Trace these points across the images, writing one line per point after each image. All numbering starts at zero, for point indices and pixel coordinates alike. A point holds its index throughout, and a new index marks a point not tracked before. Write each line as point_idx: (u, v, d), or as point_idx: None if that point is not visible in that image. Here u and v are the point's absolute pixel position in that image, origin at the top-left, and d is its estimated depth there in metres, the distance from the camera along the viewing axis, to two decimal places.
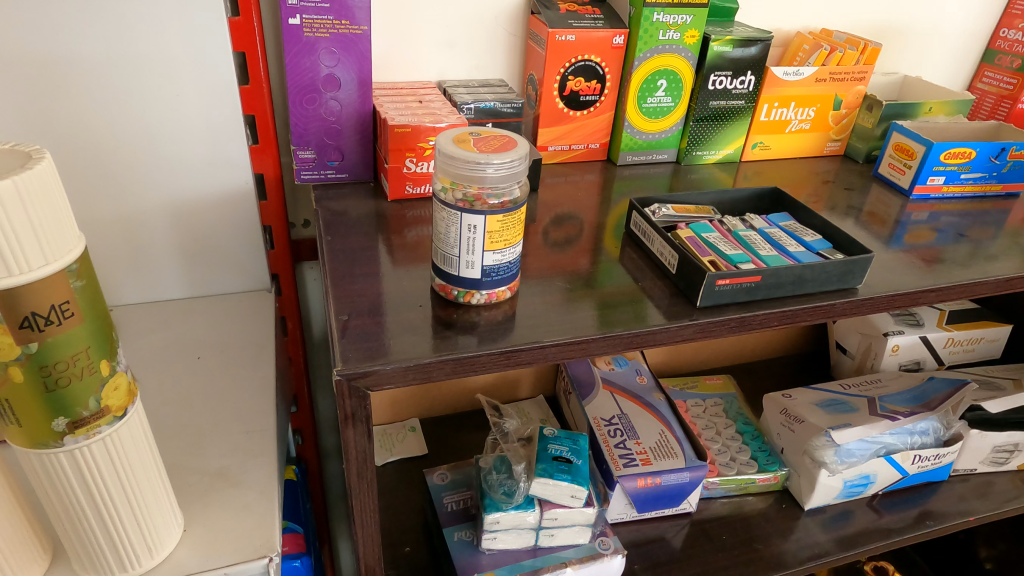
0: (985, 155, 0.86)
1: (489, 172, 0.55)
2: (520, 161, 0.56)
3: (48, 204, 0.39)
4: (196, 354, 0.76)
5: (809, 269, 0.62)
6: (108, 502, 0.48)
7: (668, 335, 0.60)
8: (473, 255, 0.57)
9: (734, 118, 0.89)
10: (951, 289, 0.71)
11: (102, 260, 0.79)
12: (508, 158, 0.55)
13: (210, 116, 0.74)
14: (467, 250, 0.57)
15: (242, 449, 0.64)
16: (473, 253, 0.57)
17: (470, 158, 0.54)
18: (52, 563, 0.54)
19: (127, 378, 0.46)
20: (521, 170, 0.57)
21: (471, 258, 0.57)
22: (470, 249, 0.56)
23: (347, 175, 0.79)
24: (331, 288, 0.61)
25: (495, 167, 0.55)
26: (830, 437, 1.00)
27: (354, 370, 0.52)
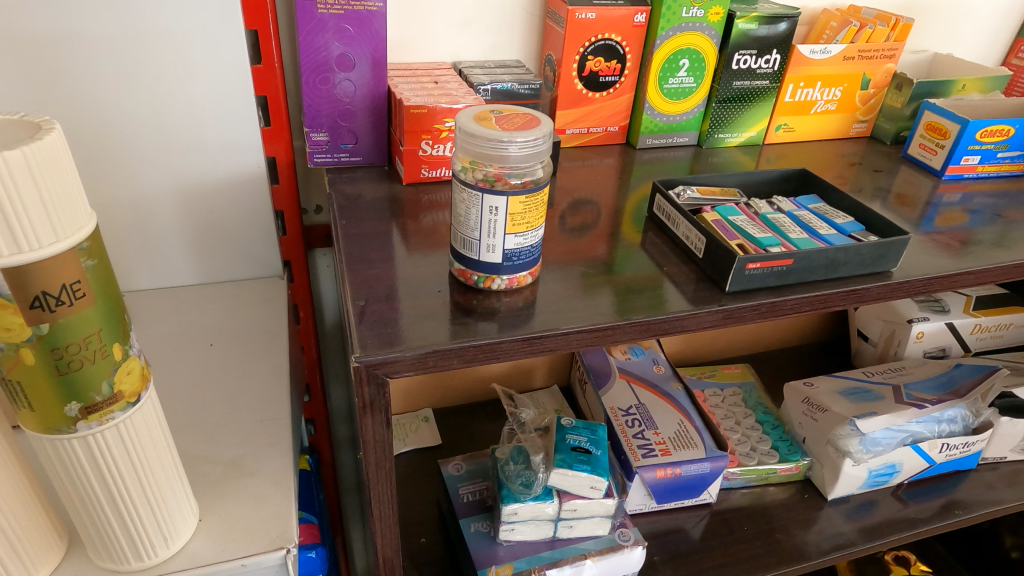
0: (1023, 133, 0.83)
1: (511, 151, 0.52)
2: (544, 140, 0.54)
3: (58, 178, 0.38)
4: (208, 341, 0.75)
5: (842, 252, 0.60)
6: (122, 491, 0.47)
7: (696, 321, 0.58)
8: (493, 238, 0.55)
9: (758, 99, 0.87)
10: (987, 272, 0.69)
11: (113, 247, 0.78)
12: (532, 137, 0.53)
13: (220, 97, 0.72)
14: (488, 233, 0.55)
15: (257, 438, 0.63)
16: (494, 236, 0.55)
17: (493, 137, 0.52)
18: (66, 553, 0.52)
19: (140, 362, 0.45)
20: (545, 150, 0.54)
21: (491, 242, 0.55)
22: (491, 232, 0.54)
23: (362, 158, 0.77)
24: (347, 273, 0.59)
25: (518, 146, 0.52)
26: (855, 427, 0.97)
27: (373, 357, 0.50)
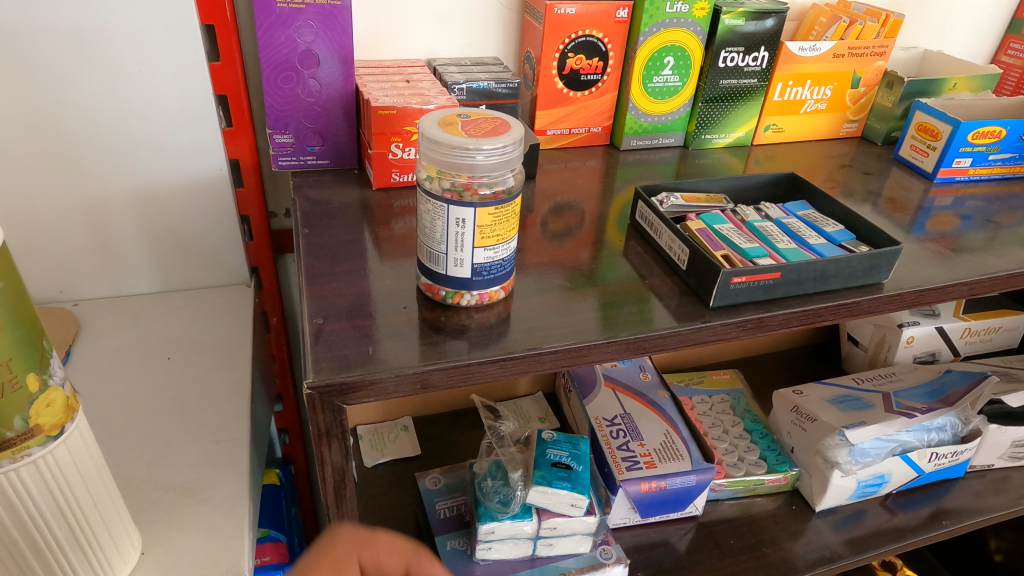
0: (1016, 134, 0.80)
1: (479, 160, 0.49)
2: (515, 146, 0.50)
3: None
4: (166, 354, 0.71)
5: (832, 264, 0.57)
6: (44, 530, 0.43)
7: (677, 339, 0.55)
8: (462, 252, 0.51)
9: (746, 98, 0.83)
10: (983, 281, 0.66)
11: (65, 253, 0.74)
12: (501, 143, 0.49)
13: (176, 96, 0.68)
14: (456, 246, 0.51)
15: (212, 461, 0.60)
16: (463, 250, 0.51)
17: (459, 144, 0.48)
18: None
19: (64, 392, 0.42)
20: (516, 157, 0.51)
21: (459, 256, 0.51)
22: (460, 246, 0.51)
23: (329, 161, 0.73)
24: (306, 287, 0.55)
25: (486, 154, 0.49)
26: (844, 437, 0.94)
27: (327, 382, 0.46)
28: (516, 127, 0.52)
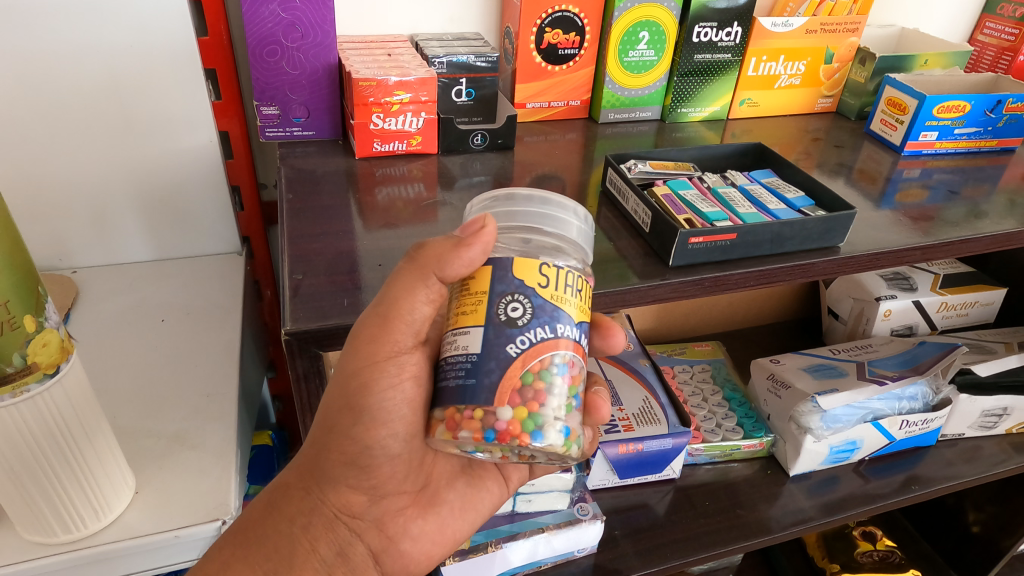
0: (980, 108, 0.81)
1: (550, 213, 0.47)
2: (569, 219, 0.47)
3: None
4: (160, 317, 0.74)
5: (787, 227, 0.60)
6: (54, 478, 0.49)
7: (640, 295, 0.58)
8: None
9: (721, 73, 0.86)
10: (938, 248, 0.67)
11: (64, 225, 0.77)
12: (549, 194, 0.47)
13: (168, 70, 0.70)
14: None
15: (200, 412, 0.64)
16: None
17: (499, 192, 0.48)
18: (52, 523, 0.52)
19: (59, 334, 0.46)
20: (561, 226, 0.46)
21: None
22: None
23: (314, 132, 0.76)
24: (289, 246, 0.59)
25: (522, 202, 0.47)
26: (817, 404, 0.96)
27: (302, 330, 0.50)
28: (591, 229, 0.50)
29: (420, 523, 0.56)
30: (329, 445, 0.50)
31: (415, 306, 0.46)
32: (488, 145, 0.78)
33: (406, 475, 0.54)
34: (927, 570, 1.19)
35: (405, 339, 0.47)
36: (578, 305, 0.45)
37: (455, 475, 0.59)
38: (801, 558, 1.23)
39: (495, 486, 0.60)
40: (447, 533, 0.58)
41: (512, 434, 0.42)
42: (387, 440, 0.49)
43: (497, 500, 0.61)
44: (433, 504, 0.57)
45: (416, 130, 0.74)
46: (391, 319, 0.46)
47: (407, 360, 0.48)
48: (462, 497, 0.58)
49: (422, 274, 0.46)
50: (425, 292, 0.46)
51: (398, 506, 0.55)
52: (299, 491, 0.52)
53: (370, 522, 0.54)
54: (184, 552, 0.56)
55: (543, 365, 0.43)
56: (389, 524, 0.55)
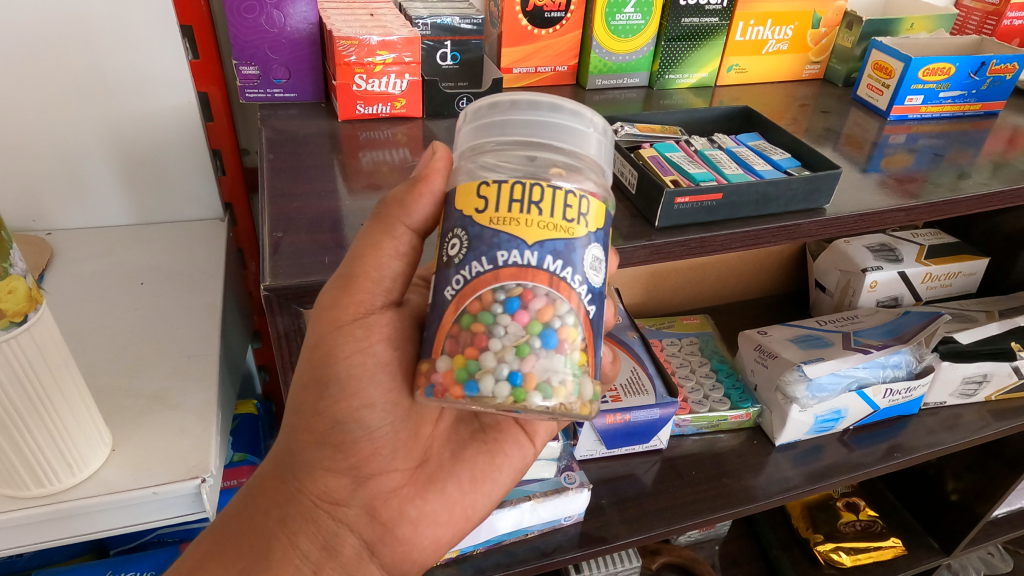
0: (965, 71, 0.81)
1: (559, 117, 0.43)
2: (578, 128, 0.43)
3: None
4: (139, 279, 0.73)
5: (772, 186, 0.59)
6: (26, 433, 0.49)
7: (625, 255, 0.58)
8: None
9: (709, 38, 0.85)
10: (922, 209, 0.67)
11: (39, 185, 0.76)
12: (557, 99, 0.43)
13: (141, 28, 0.68)
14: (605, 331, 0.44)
15: (181, 373, 0.64)
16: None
17: (498, 99, 0.44)
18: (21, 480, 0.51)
19: (26, 283, 0.46)
20: (570, 135, 0.43)
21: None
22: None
23: (295, 94, 0.75)
24: (269, 205, 0.59)
25: (525, 110, 0.43)
26: (802, 372, 0.96)
27: (282, 286, 0.49)
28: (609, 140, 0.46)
29: (420, 505, 0.53)
30: (298, 424, 0.50)
31: (383, 261, 0.46)
32: None
33: (396, 450, 0.52)
34: (908, 537, 1.21)
35: (372, 298, 0.47)
36: (529, 222, 0.39)
37: (464, 444, 0.55)
38: (786, 528, 1.24)
39: (515, 450, 0.57)
40: (457, 511, 0.55)
41: (447, 387, 0.39)
42: (363, 413, 0.48)
43: (518, 465, 0.58)
44: (433, 482, 0.54)
45: (399, 92, 0.72)
46: (354, 279, 0.46)
47: (377, 321, 0.47)
48: (473, 470, 0.55)
49: (386, 226, 0.46)
50: (392, 245, 0.46)
51: (392, 487, 0.53)
52: (274, 480, 0.52)
53: (359, 508, 0.52)
54: (164, 509, 0.56)
55: (485, 304, 0.39)
56: (382, 509, 0.52)
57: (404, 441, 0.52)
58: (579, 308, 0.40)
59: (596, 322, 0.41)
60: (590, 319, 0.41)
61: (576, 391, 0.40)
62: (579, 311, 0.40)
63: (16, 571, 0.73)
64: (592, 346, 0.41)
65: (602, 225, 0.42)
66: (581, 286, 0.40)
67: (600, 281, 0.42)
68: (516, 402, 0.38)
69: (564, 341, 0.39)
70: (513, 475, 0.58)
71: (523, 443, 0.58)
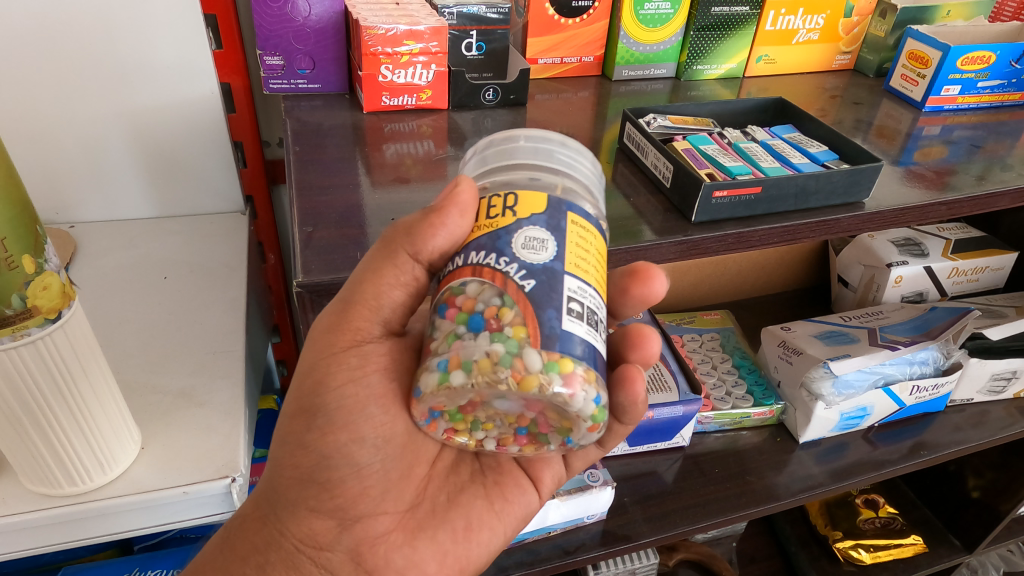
0: (1005, 59, 0.79)
1: (521, 142, 0.46)
2: (569, 159, 0.46)
3: None
4: (163, 274, 0.72)
5: (813, 179, 0.58)
6: (58, 430, 0.48)
7: (659, 251, 0.56)
8: (596, 315, 0.40)
9: (738, 27, 0.83)
10: (963, 202, 0.66)
11: (63, 177, 0.75)
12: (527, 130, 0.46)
13: (168, 18, 0.67)
14: (577, 309, 0.39)
15: (208, 369, 0.63)
16: (596, 312, 0.40)
17: (483, 148, 0.48)
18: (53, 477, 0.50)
19: (60, 278, 0.44)
20: (563, 161, 0.45)
21: (593, 330, 0.39)
22: (594, 305, 0.40)
23: (319, 85, 0.74)
24: (297, 198, 0.57)
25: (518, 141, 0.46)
26: (829, 369, 0.94)
27: (315, 283, 0.48)
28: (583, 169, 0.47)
29: (407, 553, 0.52)
30: (283, 459, 0.49)
31: (384, 289, 0.45)
32: (499, 100, 0.75)
33: (386, 492, 0.50)
34: (928, 535, 1.19)
35: (370, 328, 0.46)
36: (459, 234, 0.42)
37: (461, 487, 0.55)
38: (804, 526, 1.23)
39: (516, 494, 0.56)
40: (449, 561, 0.53)
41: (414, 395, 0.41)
42: (351, 448, 0.47)
43: (519, 508, 0.57)
44: (423, 528, 0.53)
45: (426, 83, 0.71)
46: (353, 304, 0.45)
47: (373, 350, 0.46)
48: (468, 516, 0.54)
49: (390, 253, 0.44)
50: (395, 273, 0.45)
51: (380, 532, 0.51)
52: (257, 522, 0.51)
53: (343, 554, 0.51)
54: (192, 509, 0.55)
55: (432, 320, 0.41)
56: (366, 556, 0.51)
57: (395, 482, 0.50)
58: (506, 287, 0.38)
59: (537, 296, 0.38)
60: (524, 293, 0.38)
61: (510, 361, 0.36)
62: (508, 290, 0.38)
63: (42, 566, 0.73)
64: (533, 316, 0.37)
65: (546, 212, 0.40)
66: (508, 266, 0.39)
67: (542, 259, 0.39)
68: (442, 385, 0.37)
69: (491, 319, 0.38)
70: (513, 522, 0.57)
71: (525, 487, 0.57)
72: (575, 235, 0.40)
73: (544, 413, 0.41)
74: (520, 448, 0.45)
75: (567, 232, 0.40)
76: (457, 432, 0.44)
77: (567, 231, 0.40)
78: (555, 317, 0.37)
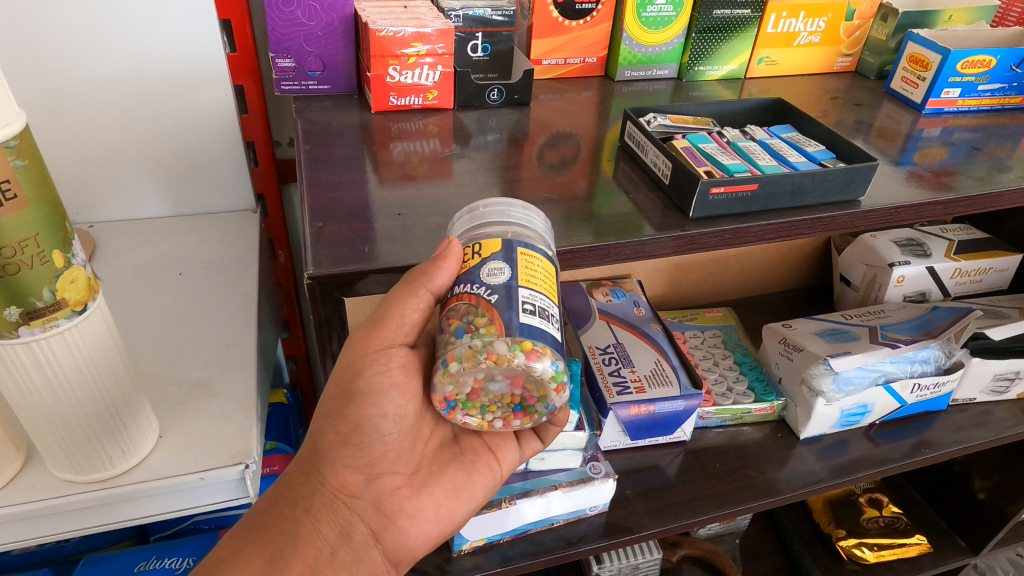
0: (1006, 63, 0.80)
1: (484, 210, 0.49)
2: (531, 213, 0.50)
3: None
4: (178, 270, 0.75)
5: (808, 177, 0.59)
6: (82, 417, 0.50)
7: (658, 246, 0.58)
8: (550, 310, 0.45)
9: (740, 30, 0.84)
10: (959, 202, 0.67)
11: (82, 177, 0.77)
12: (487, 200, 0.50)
13: (188, 23, 0.69)
14: (531, 307, 0.43)
15: (221, 360, 0.65)
16: (550, 307, 0.45)
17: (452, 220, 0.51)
18: (76, 465, 0.52)
19: (86, 272, 0.46)
20: (527, 214, 0.50)
21: (548, 321, 0.44)
22: (548, 302, 0.45)
23: (329, 86, 0.76)
24: (308, 195, 0.59)
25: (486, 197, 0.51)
26: (829, 365, 0.95)
27: (325, 275, 0.50)
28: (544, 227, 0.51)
29: (416, 502, 0.56)
30: (324, 427, 0.52)
31: (405, 313, 0.49)
32: (504, 100, 0.77)
33: (400, 455, 0.54)
34: (932, 534, 1.20)
35: (395, 336, 0.50)
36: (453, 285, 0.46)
37: (446, 461, 0.58)
38: (808, 523, 1.24)
39: (486, 473, 0.59)
40: (443, 511, 0.57)
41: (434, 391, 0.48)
42: (378, 420, 0.51)
43: (489, 485, 0.59)
44: (428, 484, 0.56)
45: (432, 84, 0.73)
46: (382, 320, 0.49)
47: (398, 353, 0.51)
48: (455, 481, 0.57)
49: (412, 288, 0.47)
50: (416, 303, 0.48)
51: (394, 486, 0.55)
52: (302, 477, 0.52)
53: (368, 502, 0.54)
54: (207, 494, 0.57)
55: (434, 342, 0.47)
56: (387, 503, 0.54)
57: (407, 449, 0.55)
58: (477, 303, 0.44)
59: (500, 304, 0.43)
60: (490, 304, 0.43)
61: (485, 349, 0.42)
62: (478, 305, 0.44)
63: (63, 556, 0.76)
64: (499, 319, 0.42)
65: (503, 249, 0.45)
66: (476, 288, 0.44)
67: (500, 279, 0.44)
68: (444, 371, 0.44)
69: (470, 327, 0.44)
70: (482, 499, 0.59)
71: (494, 468, 0.59)
72: (524, 259, 0.45)
73: (529, 388, 0.47)
74: (522, 422, 0.50)
75: (518, 259, 0.45)
76: (471, 419, 0.50)
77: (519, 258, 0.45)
78: (515, 316, 0.42)
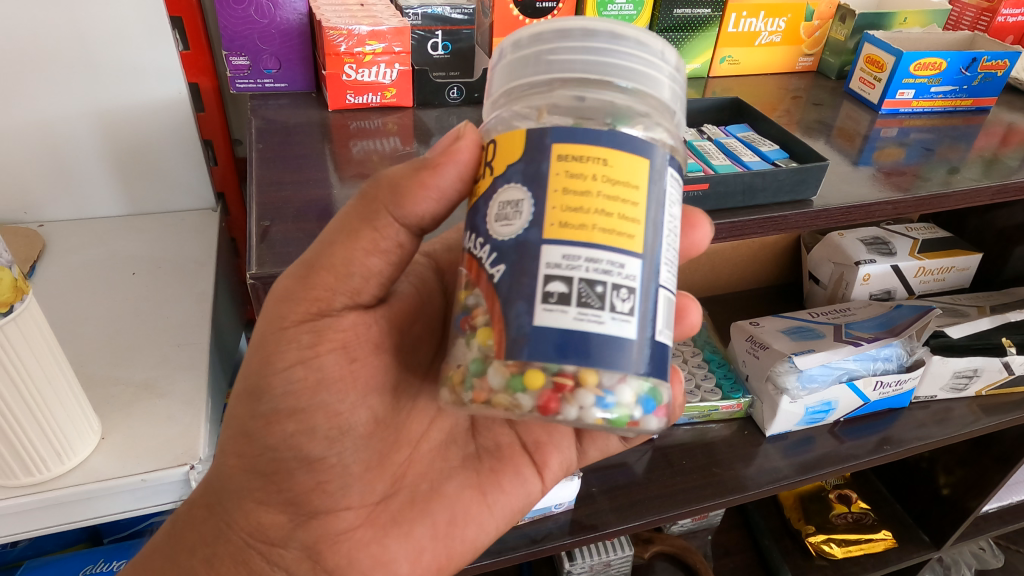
0: (957, 66, 0.81)
1: (566, 47, 0.38)
2: (631, 60, 0.38)
3: None
4: (131, 270, 0.74)
5: (759, 177, 0.60)
6: (12, 421, 0.49)
7: None
8: (612, 283, 0.35)
9: (702, 29, 0.85)
10: (909, 202, 0.67)
11: (33, 179, 0.76)
12: (567, 26, 0.38)
13: (137, 20, 0.68)
14: (562, 292, 0.34)
15: (171, 361, 0.64)
16: (610, 279, 0.35)
17: (522, 39, 0.40)
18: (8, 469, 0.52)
19: (11, 274, 0.47)
20: (574, 67, 0.38)
21: (593, 310, 0.34)
22: (610, 269, 0.35)
23: (286, 84, 0.75)
24: (257, 194, 0.59)
25: (523, 49, 0.39)
26: (793, 363, 0.96)
27: (268, 274, 0.50)
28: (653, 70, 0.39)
29: (375, 551, 0.51)
30: None
31: (358, 257, 0.43)
32: (463, 99, 0.77)
33: (349, 487, 0.50)
34: (898, 529, 1.21)
35: (332, 300, 0.44)
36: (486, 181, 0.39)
37: (450, 474, 0.54)
38: (778, 519, 1.25)
39: (514, 485, 0.56)
40: (426, 557, 0.52)
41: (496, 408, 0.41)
42: None
43: (517, 501, 0.56)
44: (396, 523, 0.51)
45: (390, 82, 0.73)
46: (317, 269, 0.44)
47: (331, 325, 0.45)
48: (454, 507, 0.53)
49: (370, 213, 0.43)
50: (373, 237, 0.43)
51: (344, 528, 0.50)
52: (203, 510, 0.51)
53: (297, 552, 0.50)
54: (149, 497, 0.57)
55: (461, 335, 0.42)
56: (326, 553, 0.50)
57: (358, 476, 0.50)
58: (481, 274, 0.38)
59: (507, 280, 0.36)
60: (495, 281, 0.36)
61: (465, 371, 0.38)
62: (482, 278, 0.37)
63: (12, 560, 0.74)
64: (500, 310, 0.36)
65: (524, 158, 0.36)
66: (481, 248, 0.37)
67: (516, 231, 0.36)
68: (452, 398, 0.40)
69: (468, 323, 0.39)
70: (509, 514, 0.56)
71: (528, 478, 0.56)
72: (564, 172, 0.35)
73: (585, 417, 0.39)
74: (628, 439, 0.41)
75: (551, 178, 0.35)
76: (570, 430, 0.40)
77: (551, 173, 0.35)
78: (529, 310, 0.35)
